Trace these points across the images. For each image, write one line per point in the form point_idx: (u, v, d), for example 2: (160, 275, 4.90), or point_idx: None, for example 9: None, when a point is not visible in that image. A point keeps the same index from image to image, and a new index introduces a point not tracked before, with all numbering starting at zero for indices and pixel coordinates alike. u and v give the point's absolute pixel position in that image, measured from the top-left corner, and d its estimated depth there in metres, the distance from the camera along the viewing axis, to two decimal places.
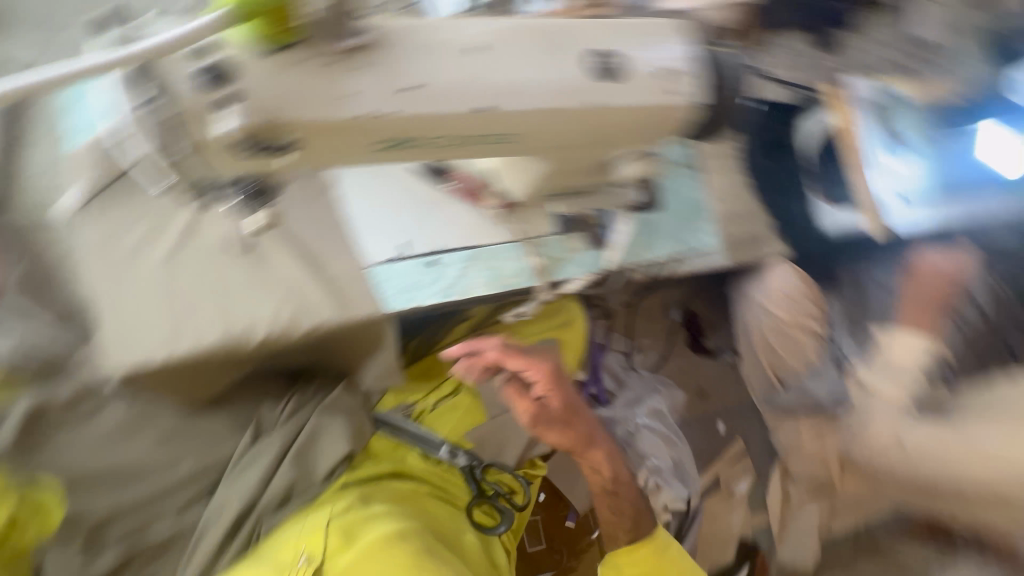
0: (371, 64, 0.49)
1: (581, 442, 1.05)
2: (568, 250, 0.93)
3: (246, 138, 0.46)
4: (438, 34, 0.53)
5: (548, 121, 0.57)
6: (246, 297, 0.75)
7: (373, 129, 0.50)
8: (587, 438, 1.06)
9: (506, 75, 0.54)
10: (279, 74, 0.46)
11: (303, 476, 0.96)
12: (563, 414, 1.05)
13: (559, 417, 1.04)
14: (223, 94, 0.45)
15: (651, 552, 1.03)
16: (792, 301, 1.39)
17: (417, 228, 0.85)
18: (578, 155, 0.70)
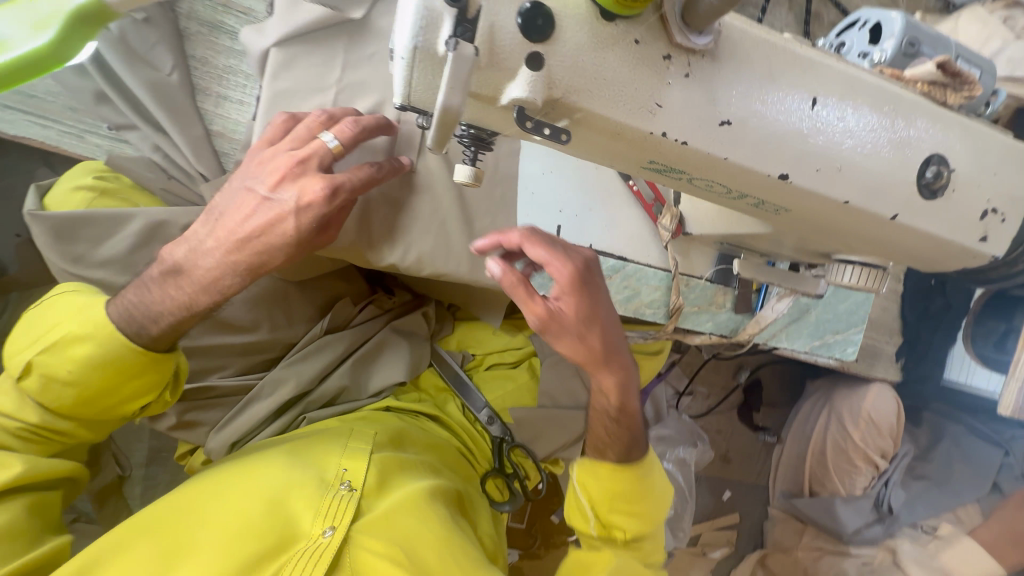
0: (703, 76, 0.38)
1: (607, 358, 0.67)
2: (712, 302, 0.83)
3: (526, 111, 0.36)
4: (786, 64, 0.41)
5: (833, 215, 0.47)
6: (391, 216, 0.68)
7: (657, 152, 0.41)
8: (624, 356, 0.70)
9: (831, 151, 0.43)
10: (605, 48, 0.35)
11: (353, 387, 0.93)
12: (592, 312, 0.63)
13: (587, 313, 0.62)
14: (527, 54, 0.34)
15: (642, 483, 0.74)
16: (879, 433, 1.28)
17: (580, 217, 0.77)
18: (811, 240, 0.59)
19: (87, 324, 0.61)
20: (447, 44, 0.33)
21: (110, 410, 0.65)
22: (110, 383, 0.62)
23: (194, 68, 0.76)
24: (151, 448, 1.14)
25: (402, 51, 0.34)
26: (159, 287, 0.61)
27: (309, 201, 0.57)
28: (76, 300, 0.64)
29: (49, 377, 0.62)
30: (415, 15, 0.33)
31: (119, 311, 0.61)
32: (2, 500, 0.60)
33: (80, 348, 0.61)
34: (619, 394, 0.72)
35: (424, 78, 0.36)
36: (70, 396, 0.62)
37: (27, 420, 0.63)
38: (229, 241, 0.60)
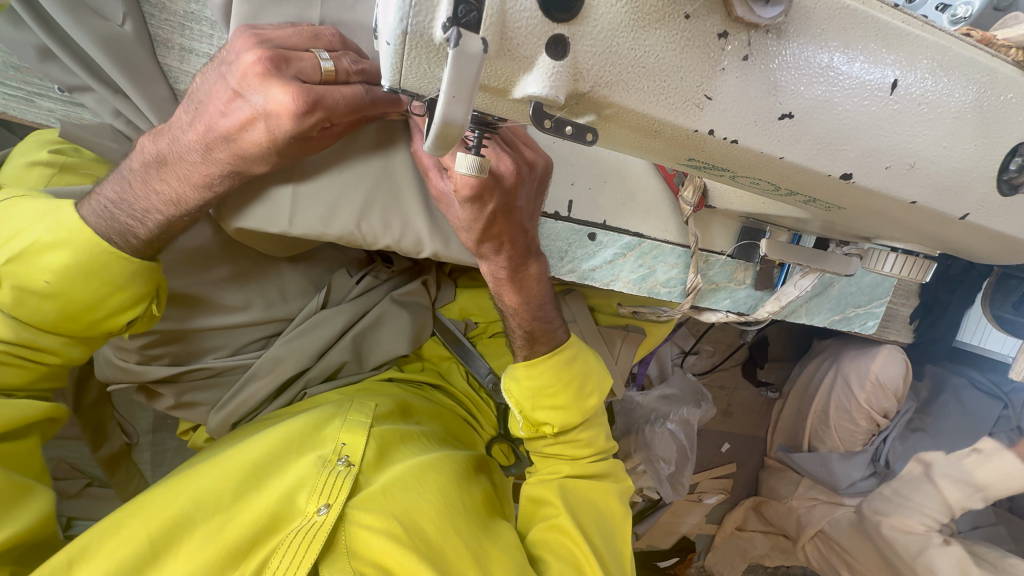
0: (764, 56, 0.30)
1: (496, 253, 0.64)
2: (731, 279, 0.78)
3: (544, 106, 0.29)
4: (866, 34, 0.33)
5: (894, 212, 0.40)
6: (387, 195, 0.62)
7: (697, 149, 0.34)
8: (523, 252, 0.65)
9: (905, 143, 0.36)
10: (648, 25, 0.28)
11: (355, 361, 0.91)
12: (483, 224, 0.58)
13: (473, 219, 0.57)
14: (547, 35, 0.27)
15: (561, 371, 0.72)
16: (885, 396, 1.27)
17: (595, 189, 0.70)
18: (855, 225, 0.52)
19: (63, 230, 0.52)
20: (446, 30, 0.26)
21: (90, 327, 0.57)
22: (98, 294, 0.54)
23: (149, 15, 0.64)
24: (156, 416, 1.14)
25: (388, 37, 0.27)
26: (143, 181, 0.53)
27: (278, 113, 0.45)
28: (28, 206, 0.54)
29: (25, 289, 0.53)
30: None
31: (95, 211, 0.53)
32: None
33: (57, 257, 0.52)
34: (514, 288, 0.69)
35: (416, 68, 0.28)
36: (55, 311, 0.54)
37: (5, 339, 0.54)
38: (205, 134, 0.49)
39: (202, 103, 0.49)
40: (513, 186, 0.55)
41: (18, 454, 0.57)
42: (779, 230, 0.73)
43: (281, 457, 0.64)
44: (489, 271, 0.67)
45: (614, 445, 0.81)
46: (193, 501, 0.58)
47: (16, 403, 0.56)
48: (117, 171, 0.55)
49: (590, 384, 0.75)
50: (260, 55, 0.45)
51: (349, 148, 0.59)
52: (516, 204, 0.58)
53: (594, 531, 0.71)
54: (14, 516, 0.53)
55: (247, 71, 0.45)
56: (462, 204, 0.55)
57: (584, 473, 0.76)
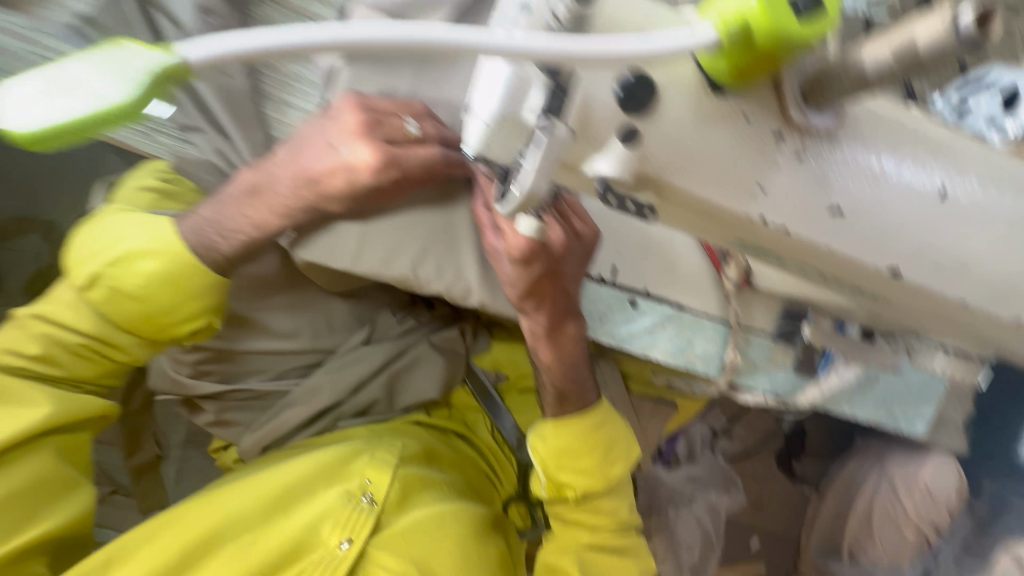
0: (815, 155, 0.33)
1: (536, 309, 0.66)
2: (770, 361, 0.77)
3: (611, 182, 0.33)
4: (915, 144, 0.35)
5: (945, 310, 0.41)
6: (445, 246, 0.66)
7: (748, 232, 0.36)
8: (563, 312, 0.67)
9: (953, 248, 0.37)
10: (710, 123, 0.31)
11: (386, 399, 0.93)
12: (527, 283, 0.62)
13: (521, 276, 0.61)
14: (620, 123, 0.31)
15: (588, 434, 0.72)
16: (935, 507, 1.16)
17: (640, 259, 0.73)
18: (904, 321, 0.52)
19: (158, 241, 0.57)
20: (540, 117, 0.30)
21: (159, 334, 0.60)
22: (174, 304, 0.58)
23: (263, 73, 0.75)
24: (189, 432, 1.18)
25: (487, 117, 0.30)
26: (235, 205, 0.57)
27: (359, 167, 0.52)
28: (128, 217, 0.59)
29: (115, 290, 0.56)
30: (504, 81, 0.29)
31: (190, 227, 0.58)
32: (36, 446, 0.57)
33: (150, 264, 0.56)
34: (550, 345, 0.70)
35: (501, 142, 0.32)
36: (137, 313, 0.57)
37: (87, 334, 0.58)
38: (293, 175, 0.55)
39: (299, 146, 0.55)
40: (560, 254, 0.59)
41: (75, 448, 0.61)
42: (823, 316, 0.72)
43: (309, 485, 0.66)
44: (528, 325, 0.69)
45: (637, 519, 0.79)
46: (225, 519, 0.61)
47: (83, 398, 0.60)
48: (213, 196, 0.58)
49: (617, 449, 0.75)
50: (360, 114, 0.52)
51: (418, 201, 0.65)
52: (562, 270, 0.61)
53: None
54: (46, 516, 0.57)
55: (346, 128, 0.52)
56: (511, 263, 0.59)
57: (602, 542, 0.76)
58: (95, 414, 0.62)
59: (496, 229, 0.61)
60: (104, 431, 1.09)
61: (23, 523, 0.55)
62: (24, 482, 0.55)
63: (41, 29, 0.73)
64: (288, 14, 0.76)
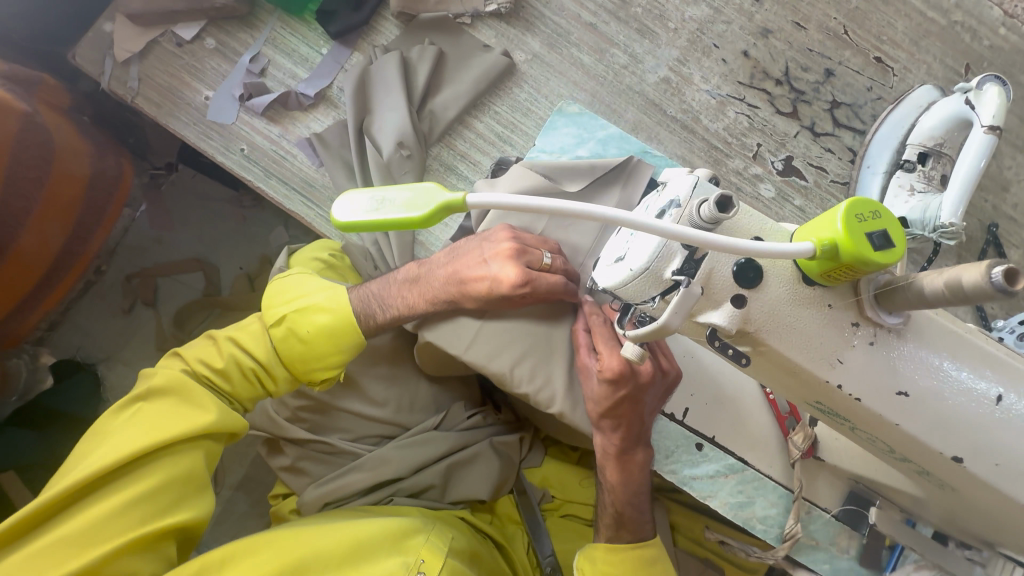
0: (885, 346, 0.42)
1: (611, 429, 0.73)
2: (834, 543, 0.76)
3: (719, 331, 0.44)
4: (974, 355, 0.43)
5: (1011, 510, 0.45)
6: (540, 356, 0.77)
7: (825, 395, 0.45)
8: (635, 437, 0.74)
9: (1011, 449, 0.42)
10: (801, 305, 0.42)
11: (441, 487, 0.98)
12: (609, 404, 0.70)
13: (607, 394, 0.70)
14: (732, 290, 0.43)
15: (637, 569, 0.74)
16: None
17: (710, 405, 0.79)
18: (976, 522, 0.54)
19: (334, 301, 0.72)
20: (675, 275, 0.43)
21: (306, 373, 0.72)
22: (328, 351, 0.71)
23: None
24: (244, 475, 1.25)
25: (636, 268, 0.43)
26: (397, 288, 0.74)
27: (503, 278, 0.66)
28: (311, 279, 0.75)
29: (292, 331, 0.71)
30: (655, 249, 0.42)
31: (360, 297, 0.73)
32: (191, 444, 0.66)
33: (322, 318, 0.71)
34: (617, 469, 0.75)
35: (637, 287, 0.44)
36: (298, 353, 0.70)
37: (257, 360, 0.71)
38: (449, 275, 0.71)
39: (457, 255, 0.72)
40: (645, 383, 0.69)
41: (213, 454, 0.69)
42: (891, 507, 0.73)
43: (379, 545, 0.72)
44: (600, 444, 0.76)
45: None
46: (312, 554, 0.68)
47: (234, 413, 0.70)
48: (384, 276, 0.76)
49: None
50: (512, 243, 0.69)
51: (530, 316, 0.78)
52: (643, 398, 0.70)
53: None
54: (182, 509, 0.63)
55: (501, 251, 0.68)
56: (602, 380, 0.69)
57: None
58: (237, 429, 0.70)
59: (591, 351, 0.72)
60: None
61: (165, 511, 0.62)
62: (174, 476, 0.63)
63: (285, 138, 1.01)
64: (455, 157, 1.00)
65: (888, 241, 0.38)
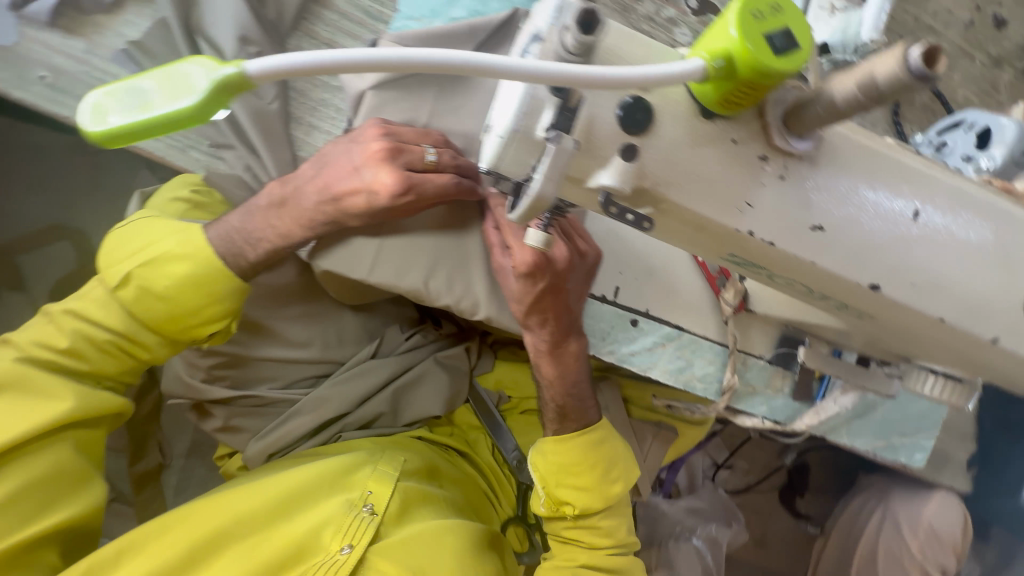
0: (797, 178, 0.37)
1: (541, 326, 0.70)
2: (768, 385, 0.79)
3: (612, 194, 0.37)
4: (889, 170, 0.39)
5: (924, 328, 0.44)
6: (455, 263, 0.70)
7: (738, 246, 0.40)
8: (566, 328, 0.71)
9: (928, 267, 0.40)
10: (702, 145, 0.35)
11: (390, 413, 0.95)
12: (531, 299, 0.66)
13: (525, 290, 0.65)
14: (619, 141, 0.35)
15: (586, 452, 0.74)
16: (943, 547, 1.15)
17: (641, 280, 0.76)
18: (894, 342, 0.55)
19: (190, 246, 0.61)
20: (547, 131, 0.34)
21: (182, 333, 0.64)
22: (199, 304, 0.62)
23: (292, 98, 0.82)
24: (193, 441, 1.20)
25: (501, 131, 0.35)
26: (263, 217, 0.62)
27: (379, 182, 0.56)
28: (163, 221, 0.64)
29: (146, 290, 0.61)
30: (520, 101, 0.34)
31: (222, 241, 0.62)
32: (53, 439, 0.61)
33: (180, 268, 0.61)
34: (552, 362, 0.74)
35: (515, 157, 0.37)
36: (162, 313, 0.62)
37: (114, 330, 0.62)
38: (320, 192, 0.60)
39: (327, 164, 0.60)
40: (563, 270, 0.64)
41: (90, 443, 0.65)
42: (819, 342, 0.75)
43: (312, 492, 0.69)
44: (532, 342, 0.74)
45: (635, 540, 0.80)
46: (231, 519, 0.64)
47: (103, 393, 0.64)
48: (244, 206, 0.64)
49: (615, 468, 0.77)
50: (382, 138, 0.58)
51: (433, 221, 0.69)
52: (565, 286, 0.66)
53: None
54: (61, 506, 0.61)
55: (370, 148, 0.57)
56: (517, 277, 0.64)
57: (602, 558, 0.76)
58: (113, 410, 0.65)
59: (504, 249, 0.66)
60: (110, 439, 1.11)
61: (38, 514, 0.59)
62: (38, 474, 0.59)
63: (90, 52, 0.79)
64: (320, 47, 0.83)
65: (795, 42, 0.30)
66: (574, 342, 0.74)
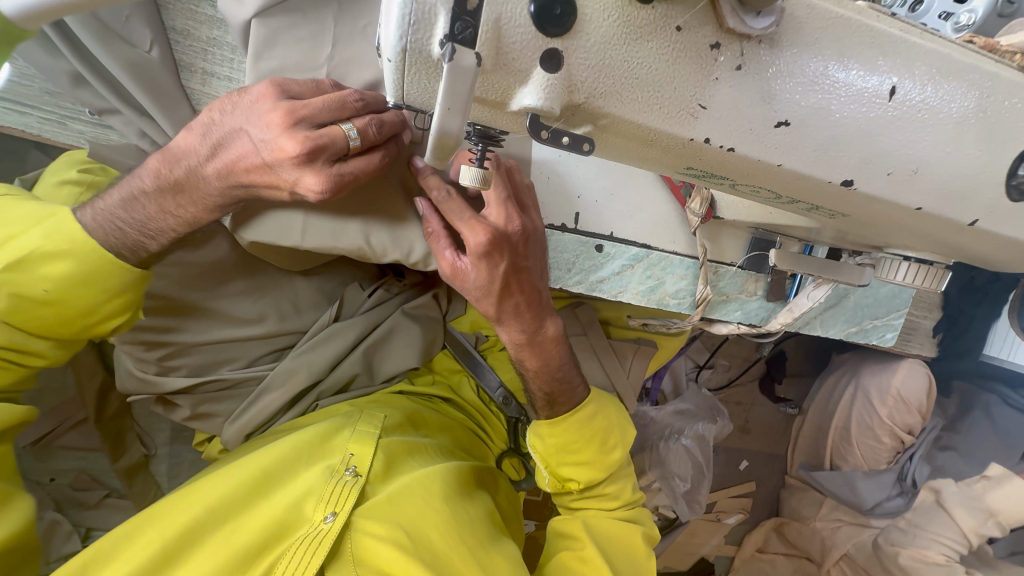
0: (756, 68, 0.31)
1: (514, 315, 0.65)
2: (742, 290, 0.77)
3: (539, 116, 0.30)
4: (862, 41, 0.33)
5: (900, 219, 0.40)
6: (399, 213, 0.64)
7: (694, 159, 0.35)
8: (537, 311, 0.67)
9: (905, 153, 0.35)
10: (640, 38, 0.28)
11: (366, 373, 0.92)
12: (498, 286, 0.61)
13: (489, 281, 0.60)
14: (541, 47, 0.28)
15: (583, 429, 0.72)
16: (908, 411, 1.22)
17: (601, 202, 0.71)
18: (866, 234, 0.51)
19: (64, 240, 0.54)
20: (442, 46, 0.27)
21: (82, 333, 0.59)
22: (93, 302, 0.56)
23: (175, 41, 0.68)
24: (173, 428, 1.16)
25: (389, 53, 0.28)
26: (158, 203, 0.55)
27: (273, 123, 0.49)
28: (21, 208, 0.55)
29: (21, 296, 0.54)
30: (401, 9, 0.26)
31: (111, 231, 0.55)
32: None
33: (60, 265, 0.54)
34: (534, 352, 0.70)
35: (418, 83, 0.30)
36: (53, 317, 0.56)
37: None
38: (222, 156, 0.53)
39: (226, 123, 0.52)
40: (520, 243, 0.60)
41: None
42: (790, 241, 0.73)
43: (289, 467, 0.70)
44: (508, 338, 0.69)
45: (641, 496, 0.80)
46: (207, 508, 0.64)
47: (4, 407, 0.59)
48: (123, 182, 0.57)
49: (611, 437, 0.76)
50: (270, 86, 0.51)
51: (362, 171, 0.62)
52: (525, 263, 0.62)
53: (620, 564, 0.72)
54: None
55: (260, 97, 0.51)
56: (477, 263, 0.58)
57: (615, 518, 0.77)
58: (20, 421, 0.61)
59: (452, 248, 0.60)
60: (85, 440, 1.07)
61: None
62: None
63: None
64: None
65: None
66: (547, 326, 0.70)
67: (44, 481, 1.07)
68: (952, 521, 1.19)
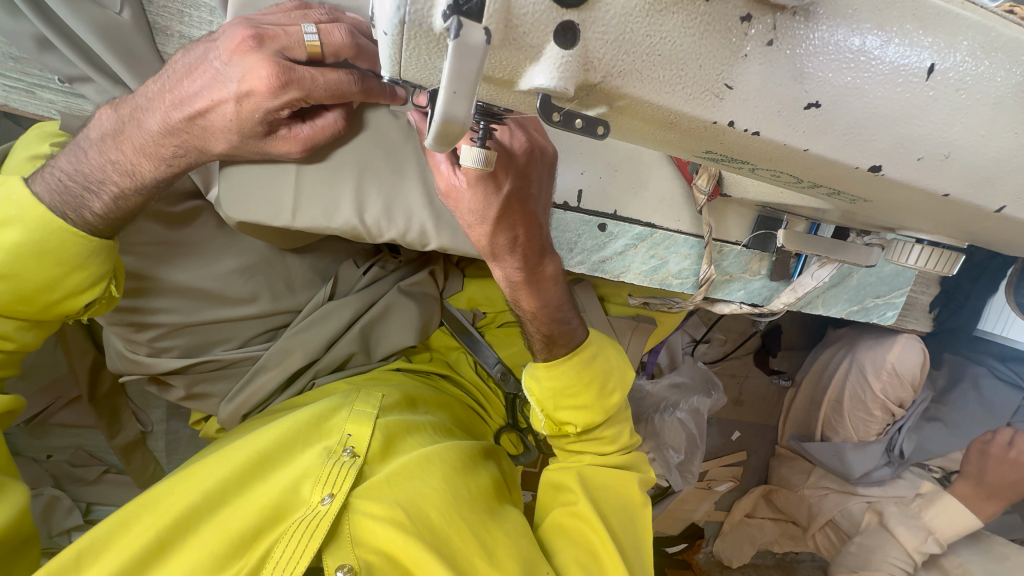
0: (787, 45, 0.28)
1: (509, 250, 0.61)
2: (746, 270, 0.76)
3: (549, 97, 0.27)
4: (899, 11, 0.30)
5: (923, 204, 0.38)
6: (392, 187, 0.61)
7: (715, 142, 0.32)
8: (534, 245, 0.63)
9: (937, 135, 0.33)
10: (664, 11, 0.25)
11: (363, 351, 0.91)
12: (495, 213, 0.56)
13: (484, 211, 0.55)
14: (557, 20, 0.25)
15: (581, 371, 0.70)
16: (902, 385, 1.21)
17: (605, 178, 0.68)
18: (879, 217, 0.50)
19: (14, 207, 0.53)
20: (446, 19, 0.24)
21: (48, 309, 0.58)
22: (54, 276, 0.56)
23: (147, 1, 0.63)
24: (168, 406, 1.10)
25: (385, 26, 0.25)
26: (99, 150, 0.55)
27: (255, 89, 0.47)
28: None
29: None
30: None
31: (55, 189, 0.55)
32: None
33: (10, 234, 0.53)
34: (531, 292, 0.68)
35: (416, 59, 0.27)
36: (10, 293, 0.55)
37: None
38: (172, 108, 0.52)
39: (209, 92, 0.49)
40: (525, 164, 0.54)
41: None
42: (797, 219, 0.71)
43: (286, 450, 0.71)
44: (502, 275, 0.66)
45: (638, 440, 0.82)
46: (201, 495, 0.64)
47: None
48: (73, 144, 0.56)
49: (610, 382, 0.73)
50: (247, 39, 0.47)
51: (347, 142, 0.58)
52: (529, 190, 0.56)
53: (613, 514, 0.73)
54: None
55: (235, 50, 0.47)
56: (472, 188, 0.52)
57: (610, 465, 0.78)
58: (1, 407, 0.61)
59: (448, 166, 0.53)
60: (80, 418, 1.06)
61: None
62: None
63: None
64: None
65: None
66: (545, 261, 0.67)
67: (42, 458, 1.07)
68: (896, 539, 1.26)
